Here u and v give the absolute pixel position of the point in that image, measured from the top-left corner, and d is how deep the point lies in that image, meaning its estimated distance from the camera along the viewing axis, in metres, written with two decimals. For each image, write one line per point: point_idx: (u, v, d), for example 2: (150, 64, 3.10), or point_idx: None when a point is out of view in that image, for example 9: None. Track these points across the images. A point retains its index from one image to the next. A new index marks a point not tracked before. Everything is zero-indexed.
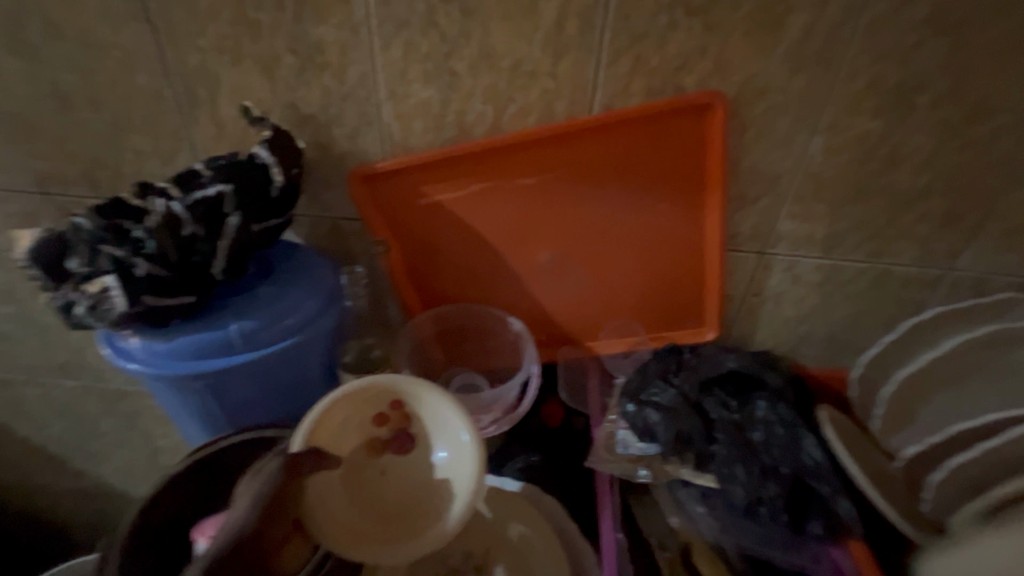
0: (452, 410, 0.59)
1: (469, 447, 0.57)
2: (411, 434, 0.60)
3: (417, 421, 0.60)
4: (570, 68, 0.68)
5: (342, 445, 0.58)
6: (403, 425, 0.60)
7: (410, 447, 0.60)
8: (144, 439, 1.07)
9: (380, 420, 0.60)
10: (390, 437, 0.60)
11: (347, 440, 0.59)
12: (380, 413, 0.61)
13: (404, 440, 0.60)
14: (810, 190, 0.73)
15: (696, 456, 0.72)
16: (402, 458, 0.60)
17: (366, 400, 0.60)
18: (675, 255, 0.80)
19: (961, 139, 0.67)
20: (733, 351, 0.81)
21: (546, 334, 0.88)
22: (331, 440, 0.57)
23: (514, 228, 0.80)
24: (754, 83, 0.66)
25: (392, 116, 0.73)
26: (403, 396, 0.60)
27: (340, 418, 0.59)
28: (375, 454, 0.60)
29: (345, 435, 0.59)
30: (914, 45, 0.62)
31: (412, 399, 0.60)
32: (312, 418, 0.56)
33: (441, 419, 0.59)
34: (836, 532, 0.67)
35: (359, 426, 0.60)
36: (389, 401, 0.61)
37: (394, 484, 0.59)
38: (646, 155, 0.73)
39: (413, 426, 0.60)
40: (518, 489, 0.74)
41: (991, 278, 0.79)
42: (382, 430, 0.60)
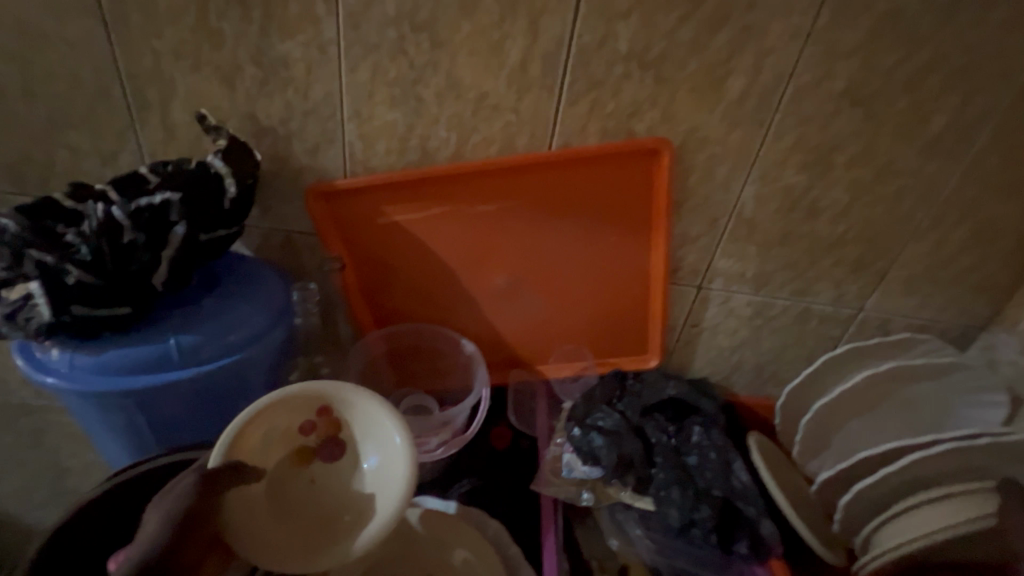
0: (385, 413, 0.57)
1: (401, 449, 0.55)
2: (340, 441, 0.58)
3: (346, 426, 0.58)
4: (532, 104, 0.71)
5: (267, 455, 0.56)
6: (332, 432, 0.57)
7: (340, 455, 0.57)
8: (51, 458, 1.07)
9: (308, 427, 0.58)
10: (319, 446, 0.58)
11: (273, 451, 0.57)
12: (308, 421, 0.58)
13: (333, 447, 0.57)
14: (743, 232, 0.80)
15: (636, 479, 0.74)
16: (330, 466, 0.57)
17: (294, 408, 0.58)
18: (623, 285, 0.85)
19: (872, 197, 0.76)
20: (672, 379, 0.86)
21: (498, 356, 0.91)
22: (254, 452, 0.55)
23: (471, 252, 0.82)
24: (697, 135, 0.72)
25: (355, 135, 0.74)
26: (331, 402, 0.58)
27: (264, 429, 0.57)
28: (304, 462, 0.57)
29: (271, 446, 0.57)
30: (834, 113, 0.70)
31: (341, 403, 0.58)
32: (230, 430, 0.54)
33: (374, 422, 0.57)
34: (760, 551, 0.70)
35: (286, 436, 0.58)
36: (315, 408, 0.58)
37: (326, 493, 0.56)
38: (597, 192, 0.78)
39: (343, 432, 0.58)
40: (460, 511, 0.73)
41: (894, 318, 0.87)
42: (310, 438, 0.58)
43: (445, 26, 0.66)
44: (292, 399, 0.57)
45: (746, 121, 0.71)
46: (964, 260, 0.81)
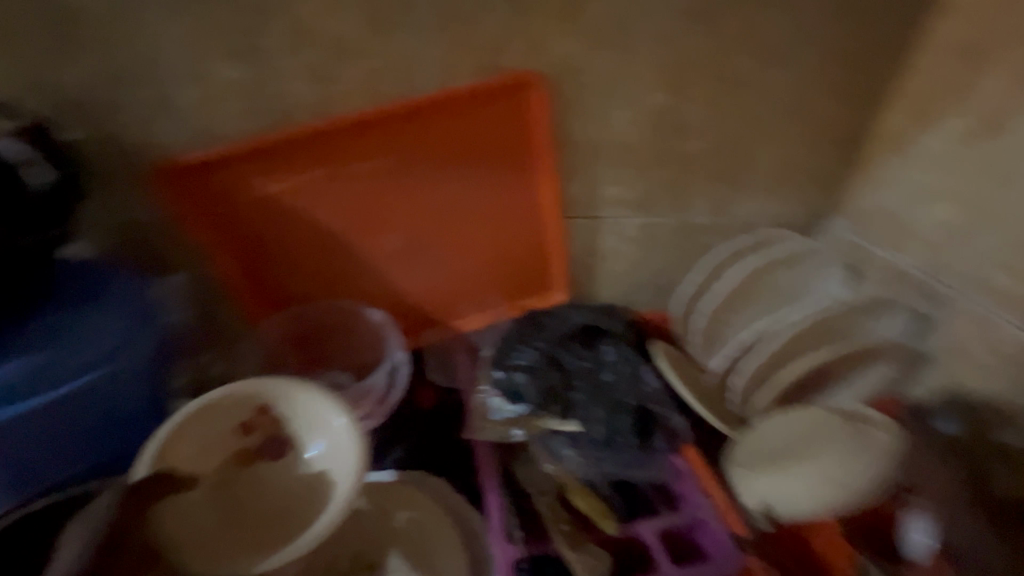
0: (324, 401, 0.59)
1: (346, 432, 0.58)
2: (283, 436, 0.60)
3: (287, 420, 0.60)
4: (392, 47, 0.66)
5: (205, 459, 0.59)
6: (274, 428, 0.61)
7: (285, 451, 0.60)
8: None
9: (248, 427, 0.61)
10: (261, 444, 0.61)
11: (211, 455, 0.59)
12: (247, 422, 0.61)
13: (277, 443, 0.60)
14: (622, 158, 0.84)
15: (561, 406, 0.77)
16: (275, 462, 0.60)
17: (231, 410, 0.61)
18: (520, 226, 0.86)
19: (727, 110, 0.83)
20: (581, 308, 0.90)
21: (408, 319, 0.89)
22: (190, 458, 0.58)
23: (359, 215, 0.77)
24: (565, 65, 0.73)
25: (193, 100, 0.64)
26: (270, 399, 0.61)
27: (203, 435, 0.59)
28: (245, 463, 0.60)
29: (210, 451, 0.60)
30: (685, 31, 0.73)
31: (280, 399, 0.60)
32: (160, 439, 0.56)
33: (316, 412, 0.59)
34: (675, 442, 0.78)
35: (226, 439, 0.60)
36: (254, 408, 0.61)
37: (270, 488, 0.59)
38: (477, 135, 0.77)
39: (286, 427, 0.60)
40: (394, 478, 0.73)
41: (758, 219, 0.97)
42: (250, 439, 0.61)
43: None
44: (228, 402, 0.60)
45: (608, 46, 0.72)
46: (805, 158, 0.91)
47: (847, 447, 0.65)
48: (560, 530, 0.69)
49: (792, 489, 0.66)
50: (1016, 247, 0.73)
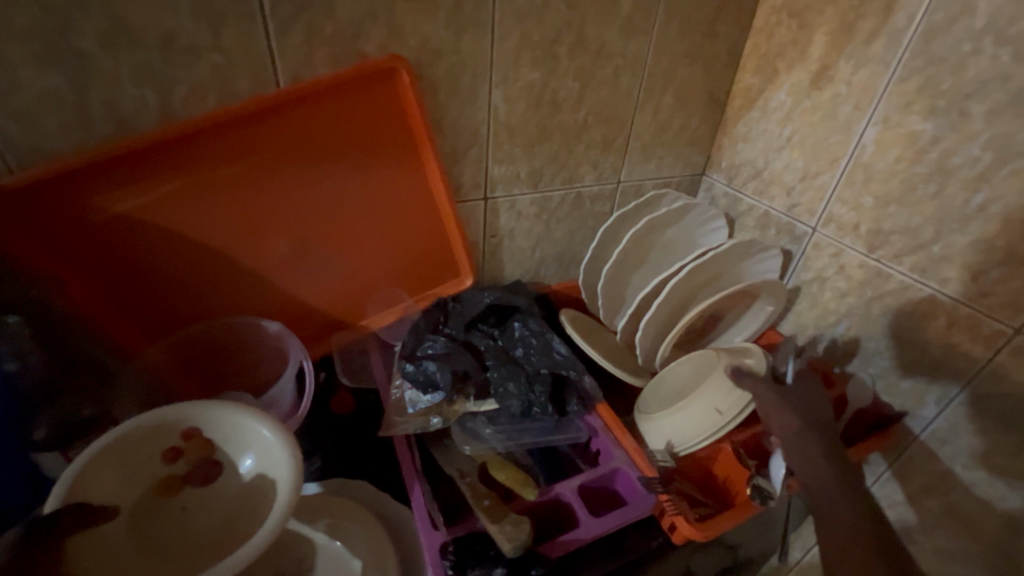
0: (254, 416, 0.57)
1: (278, 442, 0.55)
2: (214, 460, 0.58)
3: (216, 443, 0.58)
4: (237, 40, 0.62)
5: (126, 489, 0.56)
6: (204, 452, 0.58)
7: (216, 474, 0.58)
8: None
9: (175, 454, 0.57)
10: (189, 471, 0.58)
11: (132, 484, 0.56)
12: (173, 449, 0.58)
13: (207, 468, 0.58)
14: (505, 137, 0.85)
15: (476, 388, 0.79)
16: (208, 486, 0.57)
17: (153, 438, 0.57)
18: (414, 215, 0.85)
19: (597, 80, 0.86)
20: (488, 290, 0.91)
21: (312, 326, 0.85)
22: (107, 490, 0.54)
23: (234, 224, 0.72)
24: (429, 47, 0.72)
25: (5, 115, 0.57)
26: (198, 422, 0.58)
27: (120, 468, 0.55)
28: (172, 490, 0.57)
29: (131, 481, 0.56)
30: (544, 6, 0.75)
31: (207, 421, 0.58)
32: (69, 473, 0.52)
33: (246, 428, 0.57)
34: (587, 403, 0.81)
35: (150, 469, 0.57)
36: (182, 432, 0.58)
37: (201, 515, 0.56)
38: (351, 125, 0.74)
39: (217, 451, 0.58)
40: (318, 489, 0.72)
41: (645, 183, 1.03)
42: (177, 465, 0.58)
43: None
44: (149, 431, 0.57)
45: (470, 25, 0.72)
46: (676, 121, 0.97)
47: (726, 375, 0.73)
48: (482, 505, 0.68)
49: (695, 422, 0.74)
50: (853, 182, 0.82)
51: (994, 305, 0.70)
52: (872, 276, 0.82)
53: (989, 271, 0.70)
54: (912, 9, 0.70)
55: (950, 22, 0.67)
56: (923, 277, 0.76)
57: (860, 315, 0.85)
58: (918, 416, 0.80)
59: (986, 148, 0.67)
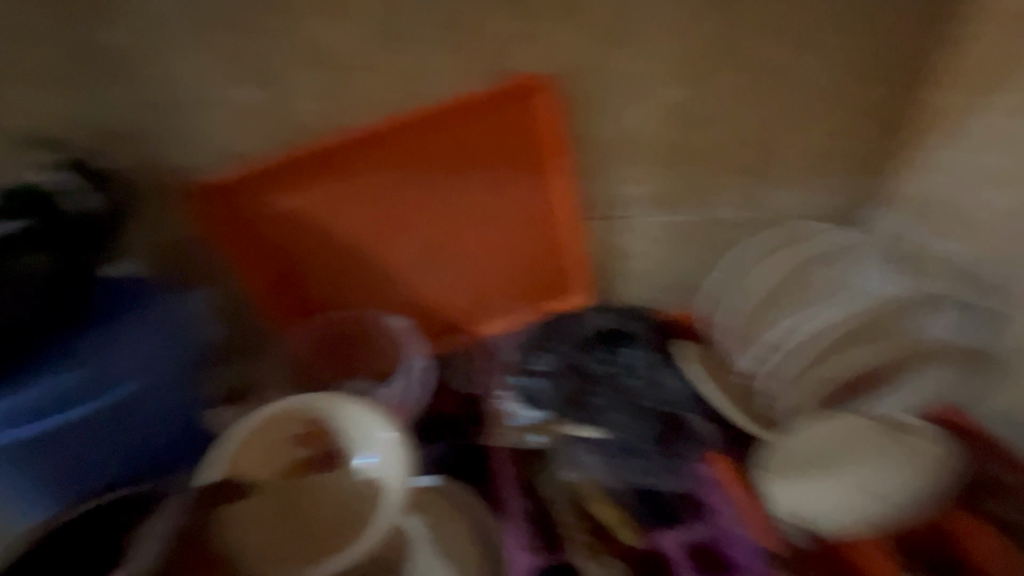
0: (369, 417, 0.64)
1: (389, 446, 0.63)
2: (334, 450, 0.67)
3: (335, 434, 0.66)
4: (397, 59, 0.67)
5: (266, 465, 0.66)
6: (324, 442, 0.67)
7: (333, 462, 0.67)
8: None
9: (302, 439, 0.68)
10: (312, 455, 0.68)
11: (271, 462, 0.67)
12: (300, 434, 0.67)
13: (327, 456, 0.67)
14: (639, 155, 0.81)
15: (581, 412, 0.76)
16: (326, 471, 0.67)
17: (285, 423, 0.66)
18: (537, 229, 0.85)
19: (750, 98, 0.78)
20: (605, 311, 0.88)
21: (430, 326, 0.89)
22: (251, 465, 0.65)
23: (375, 226, 0.79)
24: (571, 64, 0.71)
25: (218, 123, 0.69)
26: (321, 415, 0.66)
27: (260, 444, 0.66)
28: (302, 471, 0.67)
29: (268, 458, 0.67)
30: (699, 22, 0.71)
31: (327, 415, 0.66)
32: (226, 447, 0.63)
33: (362, 428, 0.64)
34: (701, 448, 0.74)
35: (280, 449, 0.67)
36: (308, 422, 0.67)
37: (324, 496, 0.66)
38: (489, 139, 0.76)
39: (334, 442, 0.66)
40: (432, 484, 0.73)
41: (796, 213, 0.91)
42: (304, 449, 0.68)
43: None
44: (284, 416, 0.66)
45: (618, 42, 0.71)
46: (842, 145, 0.85)
47: (907, 452, 0.63)
48: (581, 541, 0.68)
49: (853, 502, 0.62)
50: None
51: None
52: None
53: None
54: None
55: None
56: None
57: None
58: None
59: None
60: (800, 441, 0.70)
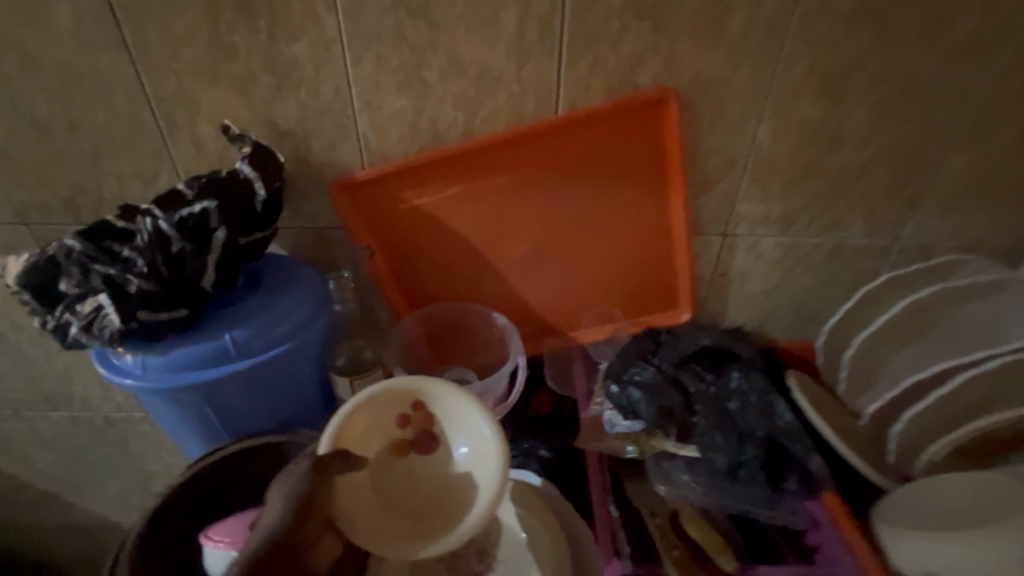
0: (473, 409, 0.65)
1: (490, 440, 0.63)
2: (435, 435, 0.66)
3: (438, 419, 0.67)
4: (534, 72, 0.72)
5: (368, 443, 0.65)
6: (426, 425, 0.67)
7: (433, 447, 0.66)
8: (153, 454, 1.23)
9: (405, 421, 0.67)
10: (413, 438, 0.67)
11: (372, 440, 0.66)
12: (403, 415, 0.67)
13: (428, 440, 0.66)
14: (763, 172, 0.79)
15: (679, 429, 0.74)
16: (427, 456, 0.66)
17: (390, 400, 0.66)
18: (646, 241, 0.85)
19: (897, 117, 0.73)
20: (706, 329, 0.86)
21: (529, 325, 0.93)
22: (356, 440, 0.64)
23: (491, 227, 0.84)
24: (703, 78, 0.71)
25: (368, 126, 0.77)
26: (424, 397, 0.67)
27: (365, 419, 0.66)
28: (402, 454, 0.66)
29: (370, 435, 0.66)
30: (846, 34, 0.67)
31: (433, 398, 0.67)
32: (337, 419, 0.63)
33: (465, 419, 0.66)
34: (809, 484, 0.70)
35: (383, 428, 0.67)
36: (412, 402, 0.67)
37: (423, 481, 0.66)
38: (606, 150, 0.78)
39: (435, 425, 0.67)
40: (540, 483, 0.74)
41: (935, 243, 0.83)
42: (406, 431, 0.67)
43: (439, 5, 0.68)
44: (391, 393, 0.66)
45: (751, 56, 0.69)
46: (1002, 171, 0.77)
47: None
48: (671, 556, 0.67)
49: (980, 564, 0.56)
50: None
51: None
52: None
53: None
54: None
55: None
56: None
57: None
58: None
59: None
60: (920, 493, 0.66)
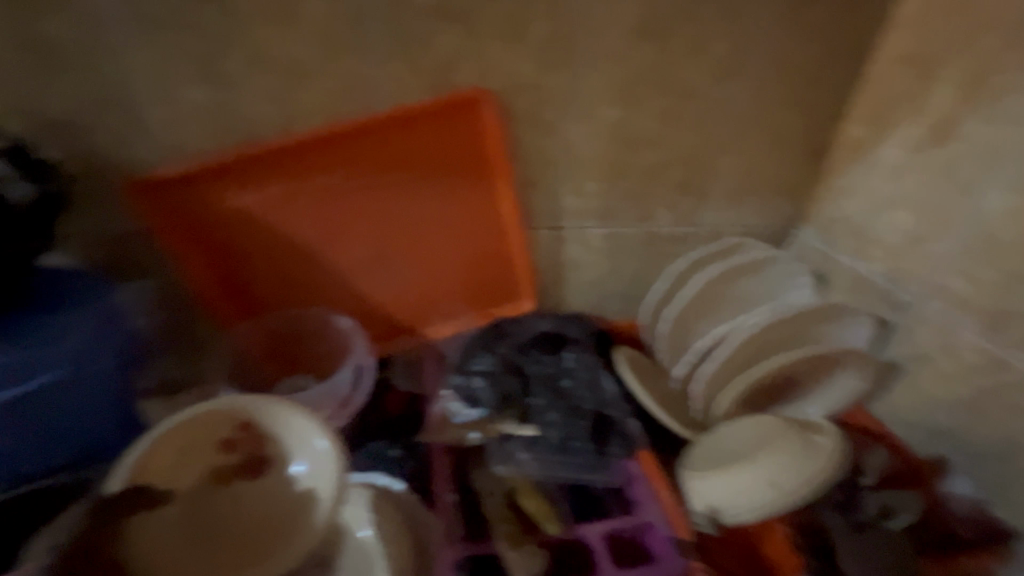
0: (301, 419, 0.60)
1: (326, 450, 0.59)
2: (262, 455, 0.62)
3: (268, 439, 0.62)
4: (348, 68, 0.71)
5: (186, 473, 0.62)
6: (255, 447, 0.62)
7: (265, 470, 0.62)
8: None
9: (229, 445, 0.63)
10: (241, 462, 0.62)
11: (190, 468, 0.62)
12: (226, 439, 0.63)
13: (255, 463, 0.62)
14: (580, 169, 0.87)
15: (518, 411, 0.79)
16: (257, 480, 0.62)
17: (209, 425, 0.62)
18: (484, 236, 0.89)
19: (682, 121, 0.85)
20: (546, 316, 0.93)
21: (377, 327, 0.91)
22: (166, 472, 0.61)
23: (324, 227, 0.81)
24: (515, 82, 0.76)
25: (164, 119, 0.70)
26: (248, 417, 0.62)
27: (179, 448, 0.62)
28: (226, 481, 0.62)
29: (188, 463, 0.62)
30: (632, 48, 0.77)
31: (263, 420, 0.62)
32: (136, 451, 0.59)
33: (296, 433, 0.61)
34: (629, 446, 0.78)
35: (205, 454, 0.63)
36: (236, 425, 0.63)
37: (251, 506, 0.61)
38: (435, 149, 0.80)
39: (265, 449, 0.62)
40: (401, 489, 0.72)
41: (723, 229, 0.99)
42: (231, 456, 0.63)
43: None
44: (207, 418, 0.62)
45: (557, 62, 0.76)
46: (767, 170, 0.92)
47: (797, 438, 0.69)
48: (503, 531, 0.70)
49: (745, 491, 0.67)
50: (969, 253, 0.73)
51: None
52: (986, 362, 0.72)
53: None
54: None
55: None
56: None
57: (969, 406, 0.75)
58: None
59: None
60: (717, 439, 0.77)
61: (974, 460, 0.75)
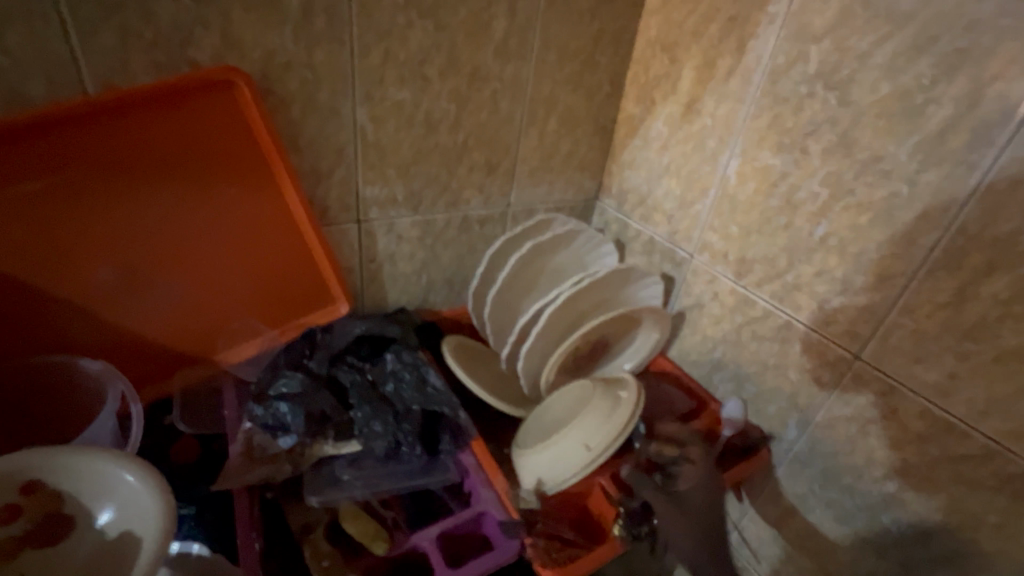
0: (108, 460, 0.48)
1: (141, 483, 0.46)
2: (62, 513, 0.47)
3: (68, 495, 0.48)
4: (26, 40, 0.56)
5: None
6: (48, 509, 0.47)
7: (65, 534, 0.47)
8: None
9: (10, 513, 0.47)
10: (29, 531, 0.47)
11: None
12: (5, 507, 0.47)
13: (53, 526, 0.47)
14: (375, 157, 0.80)
15: (336, 429, 0.73)
16: (52, 548, 0.46)
17: None
18: (272, 240, 0.77)
19: (475, 103, 0.83)
20: (362, 319, 0.85)
21: (152, 362, 0.74)
22: None
23: (35, 247, 0.63)
24: (275, 61, 0.67)
25: None
26: (37, 475, 0.48)
27: None
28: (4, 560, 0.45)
29: None
30: (407, 25, 0.72)
31: (58, 471, 0.48)
32: None
33: (103, 477, 0.48)
34: (458, 438, 0.76)
35: None
36: (20, 488, 0.48)
37: None
38: (183, 140, 0.67)
39: (66, 506, 0.48)
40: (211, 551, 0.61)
41: (536, 207, 1.01)
42: (13, 526, 0.47)
43: None
44: None
45: (323, 40, 0.68)
46: (564, 147, 0.96)
47: (608, 397, 0.74)
48: (320, 567, 0.64)
49: (568, 455, 0.70)
50: (720, 213, 0.84)
51: (837, 331, 0.72)
52: (741, 303, 0.84)
53: (832, 299, 0.72)
54: (759, 51, 0.74)
55: (788, 66, 0.71)
56: (780, 304, 0.78)
57: (731, 340, 0.87)
58: (781, 440, 0.82)
59: (823, 184, 0.70)
60: (543, 411, 0.81)
61: (735, 384, 0.88)
